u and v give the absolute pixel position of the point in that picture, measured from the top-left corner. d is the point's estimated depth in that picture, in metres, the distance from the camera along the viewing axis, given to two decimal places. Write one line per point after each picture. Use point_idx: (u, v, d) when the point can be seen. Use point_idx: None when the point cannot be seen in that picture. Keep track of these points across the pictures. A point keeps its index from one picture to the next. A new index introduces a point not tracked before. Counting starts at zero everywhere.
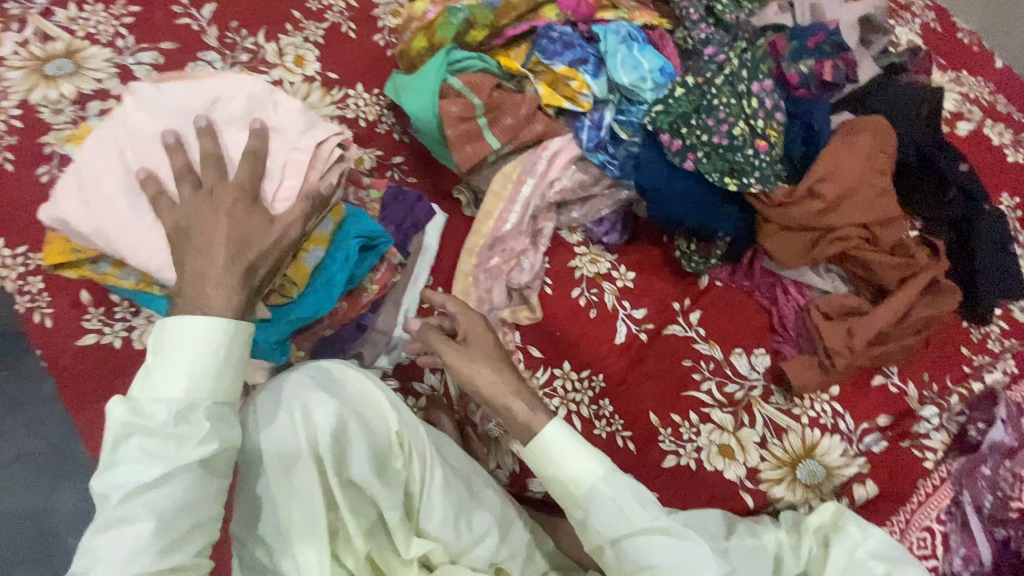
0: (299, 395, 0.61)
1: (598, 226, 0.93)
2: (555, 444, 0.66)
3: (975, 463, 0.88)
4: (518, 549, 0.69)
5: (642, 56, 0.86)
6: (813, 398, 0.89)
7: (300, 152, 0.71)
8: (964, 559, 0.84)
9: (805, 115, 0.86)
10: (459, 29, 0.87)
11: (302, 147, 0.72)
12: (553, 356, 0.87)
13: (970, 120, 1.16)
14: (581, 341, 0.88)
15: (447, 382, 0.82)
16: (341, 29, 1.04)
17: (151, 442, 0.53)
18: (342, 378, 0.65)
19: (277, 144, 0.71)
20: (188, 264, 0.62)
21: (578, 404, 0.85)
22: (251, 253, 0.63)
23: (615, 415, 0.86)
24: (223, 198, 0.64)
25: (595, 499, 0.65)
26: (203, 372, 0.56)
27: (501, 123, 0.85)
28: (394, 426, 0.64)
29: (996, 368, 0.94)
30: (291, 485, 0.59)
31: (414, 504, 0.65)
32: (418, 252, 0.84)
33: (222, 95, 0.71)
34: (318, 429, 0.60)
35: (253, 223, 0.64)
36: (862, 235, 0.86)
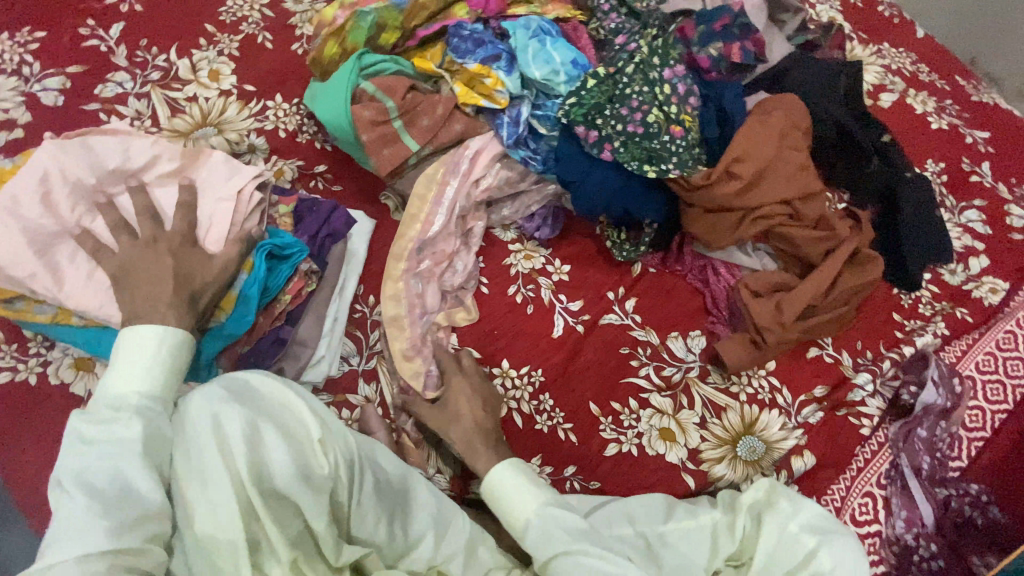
0: (210, 404, 0.57)
1: (530, 222, 0.93)
2: (499, 483, 0.70)
3: (911, 426, 0.89)
4: (458, 548, 0.68)
5: (554, 49, 0.86)
6: (751, 375, 0.90)
7: (226, 201, 0.76)
8: (906, 521, 0.85)
9: (718, 97, 0.89)
10: (370, 32, 0.86)
11: (227, 197, 0.76)
12: (492, 355, 0.86)
13: (893, 91, 1.19)
14: (519, 337, 0.88)
15: (383, 390, 0.81)
16: (257, 39, 1.02)
17: (98, 431, 0.56)
18: (264, 386, 0.63)
19: (206, 197, 0.77)
20: (139, 294, 0.67)
21: (518, 401, 0.85)
22: (193, 285, 0.70)
23: (556, 409, 0.85)
24: (167, 241, 0.72)
25: (528, 531, 0.67)
26: (158, 368, 0.61)
27: (417, 125, 0.85)
28: (316, 429, 0.61)
29: (927, 331, 0.96)
30: (206, 498, 0.54)
31: (344, 512, 0.62)
32: (341, 261, 0.83)
33: (151, 150, 0.76)
34: (232, 437, 0.56)
35: (194, 259, 0.72)
36: (785, 212, 0.87)
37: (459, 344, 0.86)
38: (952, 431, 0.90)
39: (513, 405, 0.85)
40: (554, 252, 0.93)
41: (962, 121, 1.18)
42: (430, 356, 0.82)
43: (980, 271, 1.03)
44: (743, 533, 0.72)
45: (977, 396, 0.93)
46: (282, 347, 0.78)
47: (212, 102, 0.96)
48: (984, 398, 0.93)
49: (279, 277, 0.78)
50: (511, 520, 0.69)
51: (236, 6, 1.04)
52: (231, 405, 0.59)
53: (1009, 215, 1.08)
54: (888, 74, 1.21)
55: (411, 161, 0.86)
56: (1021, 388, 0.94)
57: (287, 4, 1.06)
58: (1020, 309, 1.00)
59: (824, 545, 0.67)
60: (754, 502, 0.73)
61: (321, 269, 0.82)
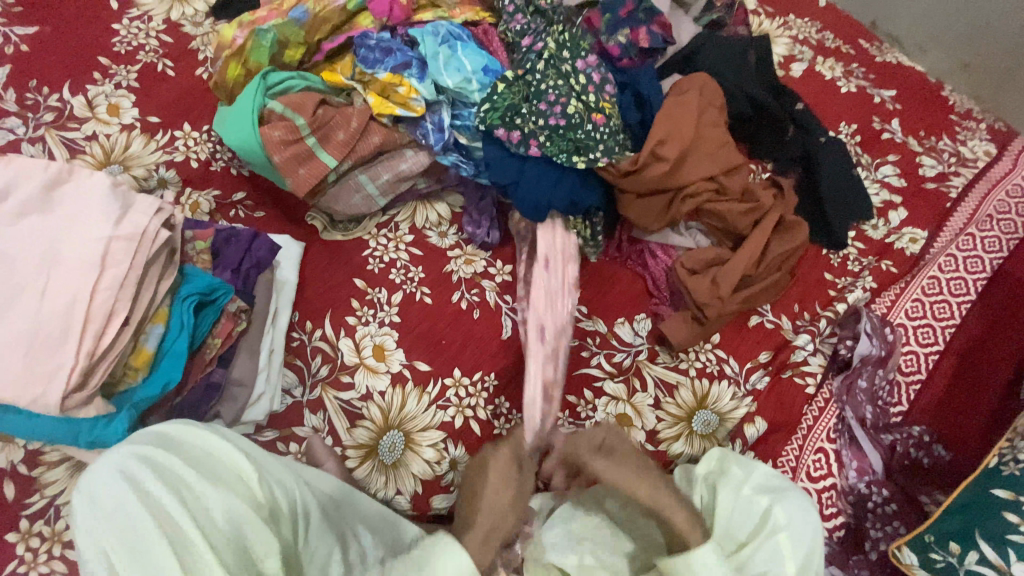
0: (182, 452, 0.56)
1: (478, 228, 0.90)
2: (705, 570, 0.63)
3: (852, 378, 0.93)
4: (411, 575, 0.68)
5: (465, 55, 0.85)
6: (698, 350, 0.92)
7: (122, 240, 0.61)
8: (858, 471, 0.88)
9: (632, 83, 0.91)
10: (272, 51, 0.83)
11: (122, 235, 0.62)
12: (442, 366, 0.83)
13: (802, 60, 1.24)
14: (469, 344, 0.85)
15: (331, 418, 0.78)
16: (157, 68, 0.97)
17: None
18: (177, 434, 0.58)
19: (89, 234, 0.61)
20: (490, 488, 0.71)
21: (474, 408, 0.82)
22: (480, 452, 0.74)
23: (512, 410, 0.84)
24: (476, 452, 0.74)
25: None
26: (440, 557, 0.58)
27: (333, 140, 0.82)
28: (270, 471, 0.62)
29: (857, 287, 1.00)
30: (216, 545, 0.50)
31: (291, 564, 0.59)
32: (269, 291, 0.79)
33: (12, 181, 0.62)
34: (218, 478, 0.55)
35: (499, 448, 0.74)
36: (713, 188, 0.89)
37: (407, 359, 0.83)
38: (890, 377, 0.95)
39: (469, 413, 0.82)
40: (495, 254, 0.92)
41: (869, 82, 1.24)
42: (379, 375, 0.81)
43: (899, 223, 1.08)
44: (702, 504, 0.75)
45: (910, 341, 0.98)
46: (217, 392, 0.73)
47: (114, 139, 0.91)
48: (916, 343, 0.98)
49: (206, 322, 0.71)
50: None
51: (129, 35, 0.99)
52: (156, 462, 0.53)
53: (920, 166, 1.14)
54: (796, 45, 1.26)
55: (330, 178, 0.84)
56: (948, 328, 0.99)
57: (186, 28, 1.01)
58: (940, 254, 1.05)
59: (776, 502, 0.70)
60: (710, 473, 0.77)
61: (250, 304, 0.77)
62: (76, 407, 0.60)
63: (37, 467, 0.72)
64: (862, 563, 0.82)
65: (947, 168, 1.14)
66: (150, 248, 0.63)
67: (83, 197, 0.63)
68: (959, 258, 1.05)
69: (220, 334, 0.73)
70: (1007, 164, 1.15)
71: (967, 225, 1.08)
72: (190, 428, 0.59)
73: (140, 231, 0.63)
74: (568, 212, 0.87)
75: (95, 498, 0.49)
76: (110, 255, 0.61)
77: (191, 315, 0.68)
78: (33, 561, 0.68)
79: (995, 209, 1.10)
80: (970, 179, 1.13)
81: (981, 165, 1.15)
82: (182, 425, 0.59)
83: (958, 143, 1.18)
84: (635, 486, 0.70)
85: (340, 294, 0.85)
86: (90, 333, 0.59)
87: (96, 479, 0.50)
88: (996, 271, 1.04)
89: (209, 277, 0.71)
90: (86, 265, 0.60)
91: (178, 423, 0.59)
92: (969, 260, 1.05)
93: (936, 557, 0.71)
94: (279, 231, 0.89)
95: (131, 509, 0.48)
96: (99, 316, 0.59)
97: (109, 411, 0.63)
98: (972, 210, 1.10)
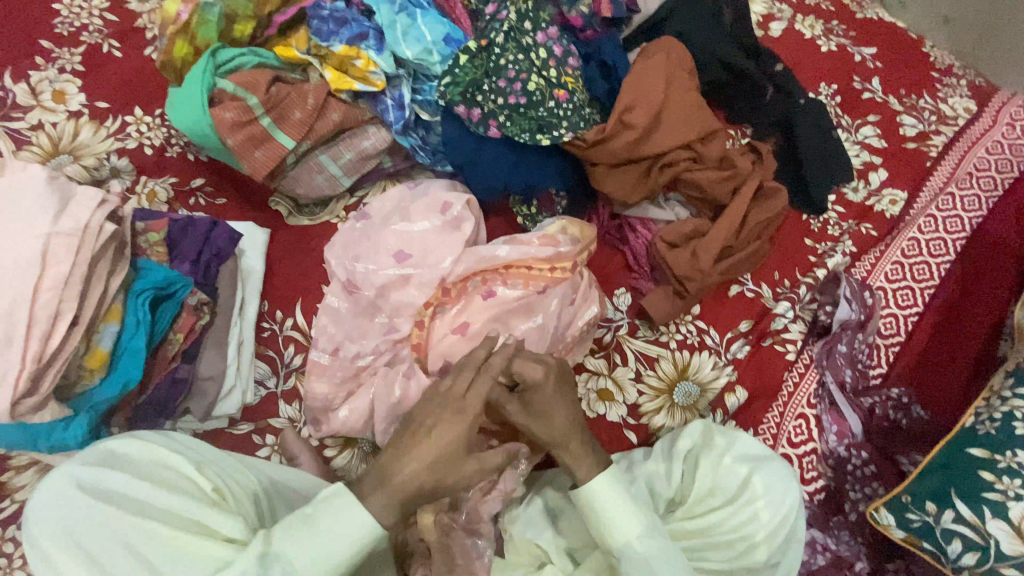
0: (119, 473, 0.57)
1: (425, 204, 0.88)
2: (602, 501, 0.66)
3: (832, 343, 0.92)
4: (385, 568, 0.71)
5: (425, 24, 0.80)
6: (678, 322, 0.91)
7: (63, 235, 0.58)
8: (838, 434, 0.88)
9: (597, 53, 0.87)
10: (220, 26, 0.79)
11: (62, 230, 0.58)
12: None
13: (781, 19, 1.20)
14: None
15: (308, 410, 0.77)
16: (103, 50, 0.92)
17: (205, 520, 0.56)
18: (125, 449, 0.61)
19: (22, 232, 0.57)
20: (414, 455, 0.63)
21: None
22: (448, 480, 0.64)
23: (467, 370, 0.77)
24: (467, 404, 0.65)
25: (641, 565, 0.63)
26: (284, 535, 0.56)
27: (290, 119, 0.78)
28: (208, 485, 0.60)
29: (837, 252, 0.99)
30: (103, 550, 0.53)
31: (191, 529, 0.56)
32: (232, 280, 0.76)
33: None
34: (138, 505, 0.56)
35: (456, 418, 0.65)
36: (689, 156, 0.86)
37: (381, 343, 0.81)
38: (870, 341, 0.95)
39: None
40: None
41: (849, 40, 1.21)
42: None
43: (879, 185, 1.06)
44: (681, 477, 0.72)
45: (889, 303, 0.98)
46: (184, 388, 0.71)
47: (61, 127, 0.86)
48: (895, 305, 0.98)
49: (165, 316, 0.69)
50: (606, 534, 0.66)
51: (70, 15, 0.93)
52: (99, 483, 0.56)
53: (901, 126, 1.12)
54: (775, 2, 1.22)
55: (289, 159, 0.80)
56: (928, 289, 0.99)
57: (131, 5, 0.95)
58: (919, 214, 1.04)
59: (756, 471, 0.70)
60: (692, 447, 0.73)
61: (213, 296, 0.74)
62: (29, 412, 0.58)
63: (3, 473, 0.70)
64: (842, 524, 0.84)
65: (927, 127, 1.13)
66: (94, 246, 0.60)
67: (16, 192, 0.59)
68: (938, 219, 1.04)
69: (182, 330, 0.71)
70: (986, 121, 1.14)
71: (946, 183, 1.07)
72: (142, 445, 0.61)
73: (82, 227, 0.60)
74: (526, 195, 0.86)
75: (44, 516, 0.55)
76: (50, 254, 0.57)
77: (148, 310, 0.66)
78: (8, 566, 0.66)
79: (974, 166, 1.09)
80: (949, 138, 1.12)
81: (961, 122, 1.13)
82: (147, 444, 0.61)
83: (938, 101, 1.16)
84: (568, 437, 0.68)
85: (311, 281, 0.82)
86: (35, 337, 0.56)
87: (51, 491, 0.56)
88: (975, 230, 1.04)
89: (165, 270, 0.69)
90: (24, 265, 0.56)
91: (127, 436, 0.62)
92: (948, 220, 1.04)
93: (913, 517, 0.72)
94: (241, 218, 0.85)
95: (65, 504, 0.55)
96: (44, 319, 0.56)
97: (66, 416, 0.61)
98: (951, 169, 1.09)
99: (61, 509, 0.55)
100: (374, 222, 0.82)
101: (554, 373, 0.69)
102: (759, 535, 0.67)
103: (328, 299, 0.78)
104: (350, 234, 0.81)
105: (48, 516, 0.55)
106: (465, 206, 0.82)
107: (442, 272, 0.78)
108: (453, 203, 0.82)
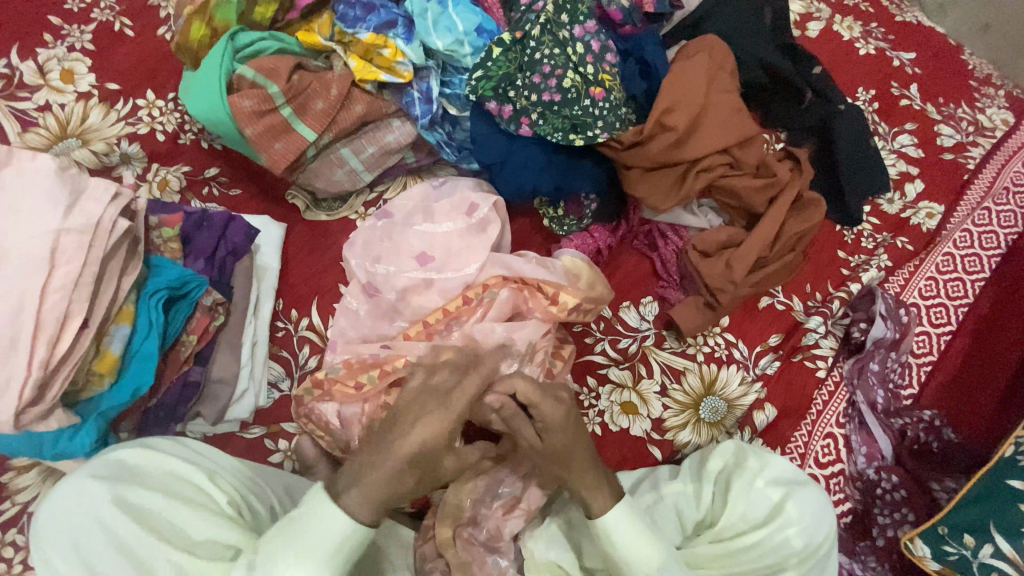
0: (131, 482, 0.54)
1: None
2: (618, 528, 0.61)
3: (864, 362, 0.89)
4: None
5: (457, 13, 0.75)
6: (706, 334, 0.88)
7: (73, 232, 0.55)
8: (866, 456, 0.86)
9: (636, 50, 0.82)
10: (240, 7, 0.74)
11: (73, 227, 0.55)
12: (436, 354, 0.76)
13: (819, 19, 1.15)
14: None
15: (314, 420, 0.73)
16: (115, 28, 0.87)
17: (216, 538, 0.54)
18: (136, 459, 0.57)
19: (29, 228, 0.54)
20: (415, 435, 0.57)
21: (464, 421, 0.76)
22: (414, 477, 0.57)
23: None
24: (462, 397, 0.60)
25: None
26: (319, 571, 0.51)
27: (312, 110, 0.74)
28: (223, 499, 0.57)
29: (871, 265, 0.95)
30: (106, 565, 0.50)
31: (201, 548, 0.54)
32: (248, 278, 0.72)
33: None
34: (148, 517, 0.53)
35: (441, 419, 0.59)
36: (726, 161, 0.82)
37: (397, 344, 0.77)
38: (903, 359, 0.92)
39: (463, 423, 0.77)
40: None
41: (888, 43, 1.16)
42: None
43: (916, 197, 1.03)
44: (711, 500, 0.70)
45: (922, 321, 0.95)
46: (196, 392, 0.67)
47: (69, 109, 0.82)
48: (928, 323, 0.95)
49: (178, 318, 0.66)
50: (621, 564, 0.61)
51: None
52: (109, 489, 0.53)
53: (938, 135, 1.08)
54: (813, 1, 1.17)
55: (309, 152, 0.76)
56: (961, 307, 0.96)
57: None
58: (955, 229, 1.00)
59: (790, 496, 0.66)
60: (723, 468, 0.71)
61: (227, 295, 0.70)
62: (34, 420, 0.55)
63: (6, 472, 0.67)
64: (868, 549, 0.82)
65: (965, 137, 1.08)
66: (107, 243, 0.57)
67: (23, 183, 0.56)
68: (974, 234, 1.00)
69: (195, 331, 0.67)
70: None
71: (983, 198, 1.03)
72: (155, 455, 0.58)
73: (93, 223, 0.56)
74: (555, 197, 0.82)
75: (51, 522, 0.52)
76: (59, 251, 0.54)
77: (160, 313, 0.63)
78: (8, 571, 0.63)
79: (1012, 181, 1.05)
80: (988, 149, 1.08)
81: (999, 134, 1.09)
82: (159, 450, 0.59)
83: (977, 111, 1.11)
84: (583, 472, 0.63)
85: (328, 279, 0.78)
86: (42, 340, 0.53)
87: (59, 498, 0.53)
88: (1011, 247, 1.01)
89: (179, 269, 0.65)
90: (31, 263, 0.53)
91: (139, 445, 0.59)
92: (984, 236, 1.00)
93: (949, 549, 0.70)
94: (257, 211, 0.82)
95: (74, 509, 0.52)
96: (51, 323, 0.53)
97: (73, 423, 0.58)
98: (989, 182, 1.05)
99: (67, 515, 0.52)
100: (394, 219, 0.78)
101: (573, 415, 0.64)
102: (789, 561, 0.64)
103: (347, 300, 0.75)
104: (371, 232, 0.78)
105: (54, 519, 0.52)
106: (492, 208, 0.78)
107: (467, 279, 0.74)
108: (480, 204, 0.78)
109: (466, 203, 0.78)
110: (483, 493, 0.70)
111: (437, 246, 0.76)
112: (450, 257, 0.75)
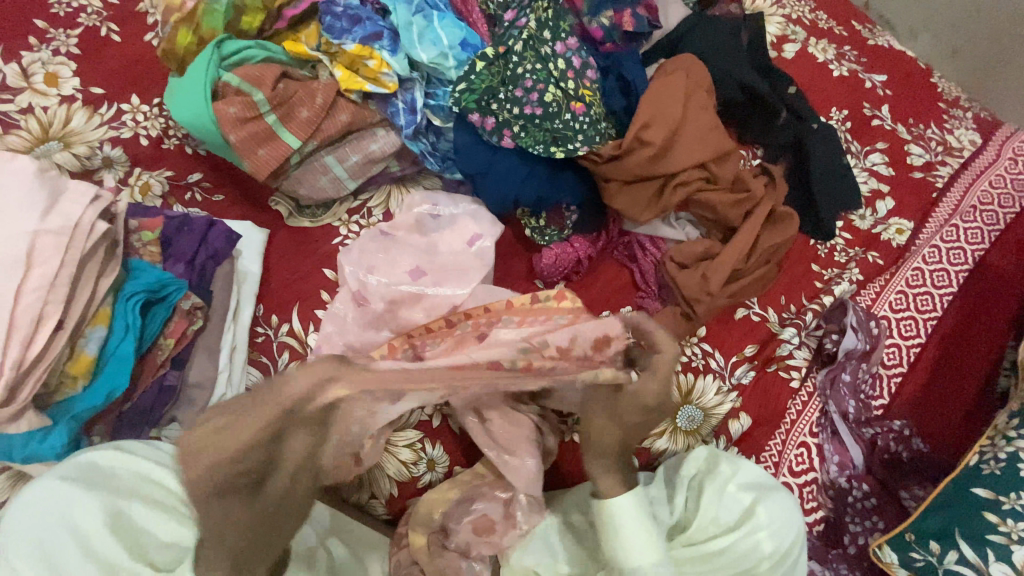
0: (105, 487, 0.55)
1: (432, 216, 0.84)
2: (623, 516, 0.60)
3: (837, 372, 0.92)
4: None
5: (442, 27, 0.77)
6: (683, 344, 0.89)
7: (52, 234, 0.55)
8: (839, 465, 0.87)
9: (616, 67, 0.85)
10: (227, 16, 0.75)
11: (52, 228, 0.55)
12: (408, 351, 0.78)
13: (795, 41, 1.20)
14: None
15: None
16: (101, 33, 0.88)
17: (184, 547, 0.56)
18: (109, 460, 0.57)
19: (5, 230, 0.54)
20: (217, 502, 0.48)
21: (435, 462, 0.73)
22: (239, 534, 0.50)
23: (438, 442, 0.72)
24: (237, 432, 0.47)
25: None
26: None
27: (296, 118, 0.75)
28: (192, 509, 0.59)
29: (843, 279, 0.98)
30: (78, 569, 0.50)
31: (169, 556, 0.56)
32: (228, 283, 0.72)
33: None
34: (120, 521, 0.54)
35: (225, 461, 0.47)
36: (702, 176, 0.85)
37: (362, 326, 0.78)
38: (874, 371, 0.94)
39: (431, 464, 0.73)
40: None
41: (861, 66, 1.20)
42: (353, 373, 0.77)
43: (886, 213, 1.06)
44: (685, 506, 0.71)
45: (893, 334, 0.97)
46: (172, 396, 0.67)
47: (52, 112, 0.82)
48: (899, 336, 0.98)
49: (156, 322, 0.66)
50: (618, 555, 0.60)
51: None
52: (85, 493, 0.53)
53: (908, 154, 1.12)
54: (789, 24, 1.21)
55: (293, 159, 0.77)
56: (930, 320, 0.99)
57: None
58: (924, 245, 1.04)
59: (761, 501, 0.67)
60: (696, 473, 0.72)
61: (206, 300, 0.70)
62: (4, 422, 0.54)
63: None
64: (840, 557, 0.83)
65: (933, 157, 1.13)
66: (84, 245, 0.57)
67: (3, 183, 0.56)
68: (942, 250, 1.04)
69: (172, 335, 0.67)
70: (991, 154, 1.14)
71: (951, 215, 1.07)
72: (126, 458, 0.58)
73: (72, 225, 0.57)
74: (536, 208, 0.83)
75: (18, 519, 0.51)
76: (37, 251, 0.54)
77: (138, 316, 0.62)
78: None
79: (979, 199, 1.09)
80: (955, 169, 1.12)
81: (966, 154, 1.14)
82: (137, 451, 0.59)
83: (945, 132, 1.16)
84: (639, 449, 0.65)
85: (310, 285, 0.78)
86: (15, 341, 0.53)
87: (32, 499, 0.52)
88: (978, 263, 1.04)
89: (159, 272, 0.65)
90: (7, 263, 0.53)
91: (110, 447, 0.58)
92: (952, 252, 1.04)
93: (916, 556, 0.71)
94: (239, 216, 0.82)
95: (47, 508, 0.51)
96: (25, 323, 0.53)
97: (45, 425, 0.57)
98: (957, 200, 1.09)
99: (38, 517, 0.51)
100: (403, 235, 0.80)
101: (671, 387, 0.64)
102: (761, 564, 0.65)
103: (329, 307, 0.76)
104: (368, 242, 0.78)
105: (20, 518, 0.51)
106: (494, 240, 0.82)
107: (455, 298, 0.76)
108: (483, 234, 0.81)
109: (468, 231, 0.81)
110: (457, 504, 0.69)
111: (436, 266, 0.78)
112: (448, 276, 0.77)
